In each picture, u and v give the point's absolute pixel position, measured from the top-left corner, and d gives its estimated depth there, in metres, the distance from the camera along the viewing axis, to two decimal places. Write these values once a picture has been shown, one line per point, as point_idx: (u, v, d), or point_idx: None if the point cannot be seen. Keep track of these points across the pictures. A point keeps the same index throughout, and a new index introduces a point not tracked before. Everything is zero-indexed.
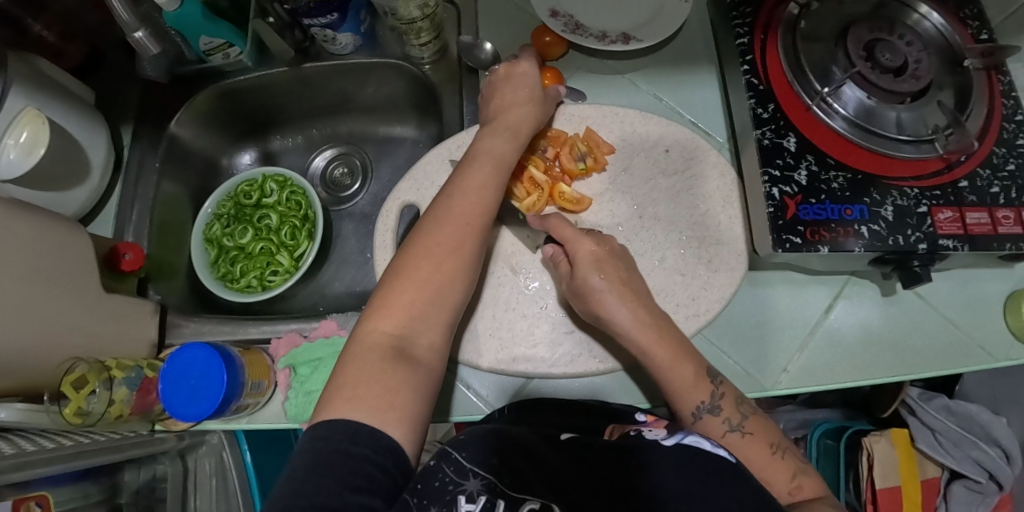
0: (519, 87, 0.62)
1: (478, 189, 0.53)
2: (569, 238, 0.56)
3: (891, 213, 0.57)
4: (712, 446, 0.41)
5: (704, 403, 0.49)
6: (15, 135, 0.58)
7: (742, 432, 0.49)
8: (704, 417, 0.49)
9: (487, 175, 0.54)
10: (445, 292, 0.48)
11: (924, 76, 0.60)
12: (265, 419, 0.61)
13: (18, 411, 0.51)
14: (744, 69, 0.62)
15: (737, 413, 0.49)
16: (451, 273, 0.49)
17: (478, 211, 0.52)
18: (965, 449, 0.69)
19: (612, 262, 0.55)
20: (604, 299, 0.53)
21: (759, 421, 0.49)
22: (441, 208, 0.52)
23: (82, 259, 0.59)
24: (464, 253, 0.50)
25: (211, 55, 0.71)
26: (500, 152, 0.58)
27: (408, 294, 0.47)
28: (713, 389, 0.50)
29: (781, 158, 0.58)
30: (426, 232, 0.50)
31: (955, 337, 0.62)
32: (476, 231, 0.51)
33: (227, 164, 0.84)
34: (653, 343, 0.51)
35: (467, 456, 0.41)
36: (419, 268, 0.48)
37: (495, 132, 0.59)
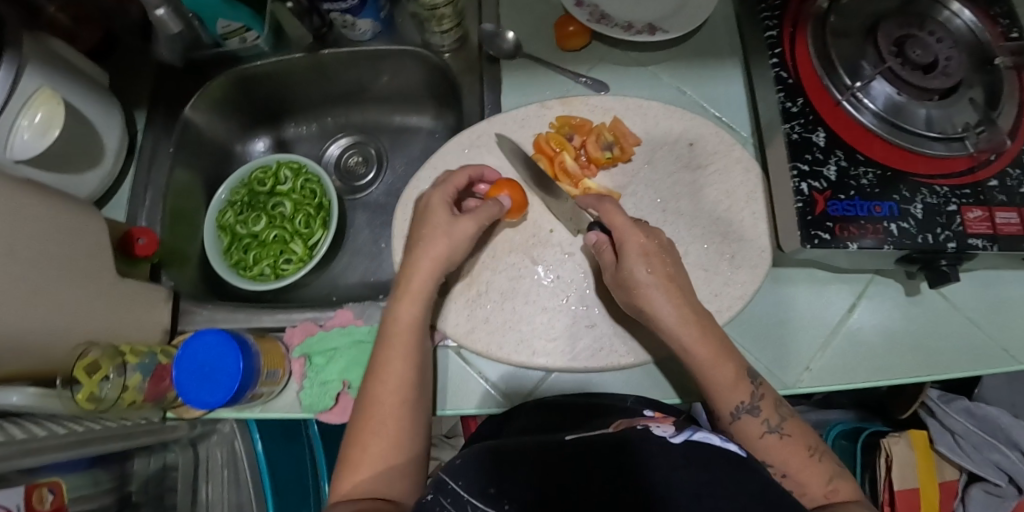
0: (437, 216, 0.55)
1: (401, 337, 0.52)
2: (619, 226, 0.53)
3: (920, 210, 0.56)
4: (721, 442, 0.38)
5: (744, 404, 0.50)
6: (29, 116, 0.56)
7: (780, 433, 0.50)
8: (743, 416, 0.50)
9: (411, 324, 0.53)
10: (398, 437, 0.50)
11: (955, 74, 0.59)
12: (280, 408, 0.60)
13: (31, 395, 0.49)
14: (773, 62, 0.61)
15: (776, 414, 0.50)
16: (397, 418, 0.50)
17: (406, 357, 0.51)
18: (986, 453, 0.68)
19: (659, 256, 0.52)
20: (650, 296, 0.51)
21: (798, 422, 0.51)
22: (373, 381, 0.51)
23: (96, 242, 0.58)
24: (403, 397, 0.50)
25: (228, 39, 0.70)
26: (412, 309, 0.53)
27: (366, 459, 0.49)
28: (753, 390, 0.50)
29: (810, 153, 0.57)
30: (362, 409, 0.51)
31: (980, 339, 0.61)
32: (407, 373, 0.51)
33: (240, 151, 0.83)
34: (697, 344, 0.50)
35: (464, 487, 0.35)
36: (365, 437, 0.49)
37: (398, 295, 0.53)
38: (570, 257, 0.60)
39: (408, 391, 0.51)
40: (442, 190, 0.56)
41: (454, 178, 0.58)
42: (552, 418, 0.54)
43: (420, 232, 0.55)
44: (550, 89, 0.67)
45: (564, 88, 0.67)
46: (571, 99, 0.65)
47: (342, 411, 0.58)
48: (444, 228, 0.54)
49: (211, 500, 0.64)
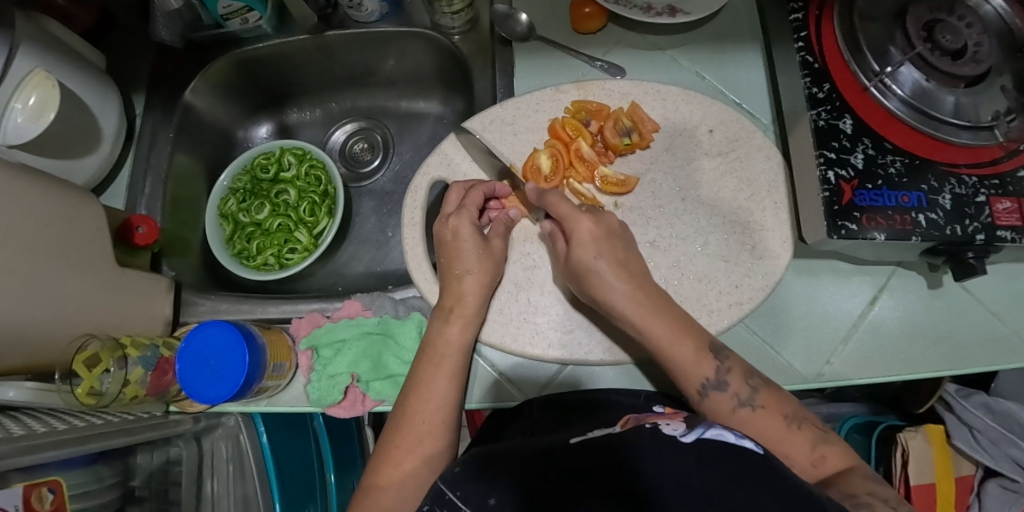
0: (468, 250, 0.54)
1: (449, 359, 0.51)
2: (565, 214, 0.53)
3: (948, 202, 0.54)
4: (735, 439, 0.39)
5: (710, 378, 0.47)
6: (23, 98, 0.54)
7: (753, 406, 0.46)
8: (710, 393, 0.47)
9: (456, 345, 0.52)
10: (431, 461, 0.47)
11: (986, 61, 0.56)
12: (286, 402, 0.58)
13: (30, 390, 0.48)
14: (798, 46, 0.58)
15: (746, 387, 0.47)
16: (432, 443, 0.48)
17: (452, 379, 0.50)
18: (1004, 448, 0.68)
19: (608, 241, 0.53)
20: (600, 282, 0.51)
21: (769, 389, 0.47)
22: (414, 399, 0.49)
23: (95, 232, 0.56)
24: (441, 421, 0.48)
25: (229, 19, 0.68)
26: (462, 331, 0.52)
27: (390, 481, 0.46)
28: (718, 365, 0.48)
29: (837, 141, 0.55)
30: (398, 422, 0.49)
31: (1003, 333, 0.59)
32: (451, 397, 0.50)
33: (242, 136, 0.81)
34: (648, 322, 0.49)
35: (462, 497, 0.36)
36: (400, 453, 0.47)
37: (449, 315, 0.53)
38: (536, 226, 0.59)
39: (448, 416, 0.49)
40: (463, 214, 0.55)
41: (469, 196, 0.57)
42: (556, 405, 0.52)
43: (457, 251, 0.54)
44: (565, 73, 0.65)
45: (580, 73, 0.65)
46: (587, 84, 0.63)
47: (351, 405, 0.57)
48: (481, 247, 0.55)
49: (216, 493, 0.63)
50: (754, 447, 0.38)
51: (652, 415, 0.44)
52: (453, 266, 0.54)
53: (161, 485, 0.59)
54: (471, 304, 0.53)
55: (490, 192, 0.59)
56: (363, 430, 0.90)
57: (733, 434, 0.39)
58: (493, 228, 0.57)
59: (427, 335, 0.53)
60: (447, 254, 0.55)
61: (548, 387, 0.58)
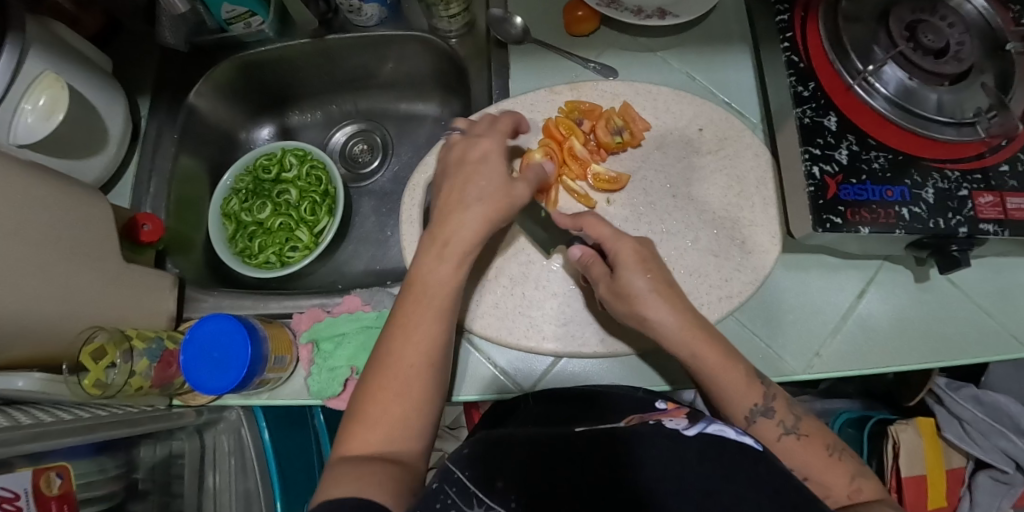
0: (488, 168, 0.53)
1: (435, 296, 0.49)
2: (605, 236, 0.53)
3: (931, 196, 0.55)
4: (737, 435, 0.39)
5: (759, 405, 0.47)
6: (33, 99, 0.56)
7: (796, 434, 0.47)
8: (758, 420, 0.48)
9: (446, 285, 0.50)
10: (419, 402, 0.46)
11: (967, 59, 0.58)
12: (287, 395, 0.60)
13: (37, 380, 0.50)
14: (784, 47, 0.60)
15: (792, 415, 0.48)
16: (420, 384, 0.47)
17: (440, 321, 0.49)
18: (993, 440, 0.69)
19: (654, 264, 0.52)
20: (648, 305, 0.50)
21: (812, 420, 0.48)
22: (399, 337, 0.48)
23: (102, 229, 0.57)
24: (427, 364, 0.47)
25: (232, 24, 0.70)
26: (454, 270, 0.50)
27: (374, 422, 0.45)
28: (767, 392, 0.48)
29: (822, 137, 0.57)
30: (382, 361, 0.47)
31: (988, 325, 0.61)
32: (439, 337, 0.48)
33: (244, 138, 0.82)
34: (699, 344, 0.49)
35: (472, 478, 0.37)
36: (386, 394, 0.46)
37: (443, 253, 0.50)
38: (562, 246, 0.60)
39: (434, 355, 0.47)
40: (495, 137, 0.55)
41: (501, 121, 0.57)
42: (557, 400, 0.53)
43: (473, 175, 0.52)
44: (559, 74, 0.67)
45: (573, 74, 0.67)
46: (580, 84, 0.65)
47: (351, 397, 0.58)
48: (498, 180, 0.52)
49: (219, 487, 0.64)
50: (755, 444, 0.38)
51: (655, 412, 0.45)
52: (455, 196, 0.52)
53: (164, 477, 0.60)
54: (466, 238, 0.50)
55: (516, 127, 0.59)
56: None
57: (735, 430, 0.40)
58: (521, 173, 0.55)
59: (416, 271, 0.51)
60: (463, 177, 0.53)
61: (544, 380, 0.59)
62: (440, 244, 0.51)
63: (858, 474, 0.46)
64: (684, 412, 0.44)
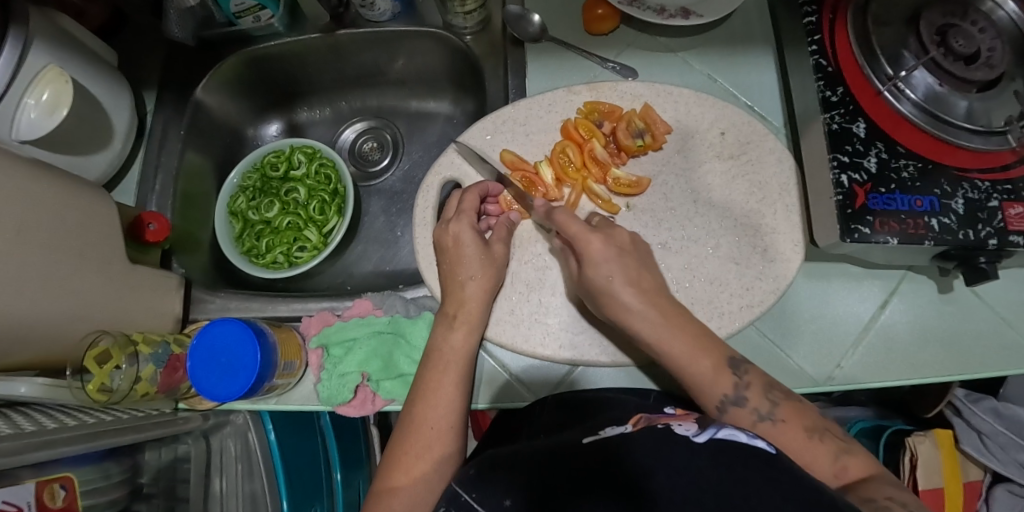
0: (470, 252, 0.54)
1: (455, 363, 0.51)
2: (574, 233, 0.51)
3: (961, 206, 0.54)
4: (747, 439, 0.38)
5: (728, 396, 0.46)
6: (36, 94, 0.54)
7: (773, 420, 0.45)
8: (730, 409, 0.46)
9: (458, 351, 0.52)
10: (442, 464, 0.47)
11: (999, 66, 0.57)
12: (297, 400, 0.58)
13: (40, 386, 0.48)
14: (812, 49, 0.58)
15: (766, 400, 0.46)
16: (442, 448, 0.48)
17: (457, 385, 0.50)
18: (1011, 453, 0.68)
19: (626, 260, 0.51)
20: (619, 301, 0.49)
21: (794, 405, 0.46)
22: (420, 403, 0.49)
23: (107, 228, 0.56)
24: (449, 428, 0.48)
25: (241, 18, 0.68)
26: (466, 337, 0.52)
27: (404, 489, 0.46)
28: (736, 380, 0.46)
29: (850, 144, 0.55)
30: (404, 435, 0.48)
31: (1014, 339, 0.59)
32: (459, 403, 0.50)
33: (251, 134, 0.81)
34: (665, 337, 0.48)
35: (477, 499, 0.37)
36: (408, 458, 0.47)
37: (453, 322, 0.53)
38: None
39: (454, 420, 0.49)
40: (462, 220, 0.55)
41: (467, 201, 0.57)
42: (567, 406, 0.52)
43: (459, 258, 0.54)
44: (578, 74, 0.65)
45: (591, 74, 0.65)
46: (599, 85, 0.63)
47: (361, 404, 0.57)
48: (483, 253, 0.54)
49: (226, 491, 0.63)
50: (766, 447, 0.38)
51: (664, 415, 0.44)
52: (455, 275, 0.54)
53: (169, 482, 0.59)
54: (474, 311, 0.53)
55: (485, 193, 0.59)
56: (369, 430, 0.90)
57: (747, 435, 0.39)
58: (495, 233, 0.57)
59: (433, 342, 0.53)
60: (450, 261, 0.55)
61: (559, 387, 0.58)
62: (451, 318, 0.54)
63: None
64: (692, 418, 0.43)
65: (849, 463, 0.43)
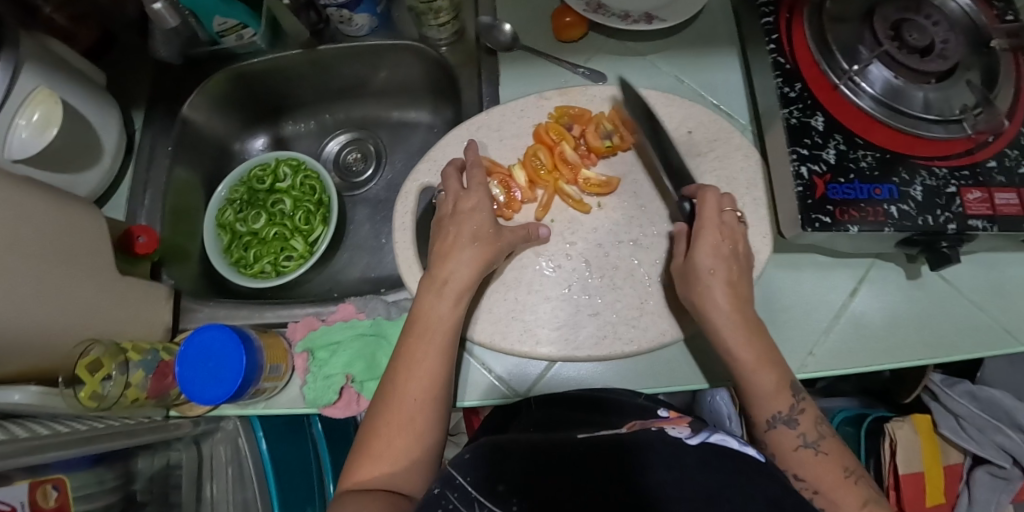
0: (473, 218, 0.55)
1: (440, 331, 0.51)
2: (705, 220, 0.54)
3: (920, 193, 0.56)
4: (739, 445, 0.38)
5: (782, 415, 0.48)
6: (27, 114, 0.57)
7: (816, 449, 0.47)
8: (779, 426, 0.48)
9: (445, 318, 0.51)
10: (424, 433, 0.48)
11: (952, 57, 0.59)
12: (282, 404, 0.60)
13: (34, 394, 0.50)
14: (770, 48, 0.61)
15: (815, 430, 0.48)
16: (424, 417, 0.48)
17: (440, 351, 0.50)
18: (989, 434, 0.68)
19: (733, 262, 0.53)
20: (709, 292, 0.51)
21: (837, 443, 0.48)
22: (404, 374, 0.50)
23: (96, 242, 0.58)
24: (429, 396, 0.49)
25: (224, 36, 0.70)
26: (453, 302, 0.52)
27: (379, 452, 0.47)
28: (794, 403, 0.48)
29: (809, 137, 0.57)
30: (384, 399, 0.49)
31: (982, 321, 0.61)
32: (441, 371, 0.50)
33: (238, 149, 0.83)
34: (739, 340, 0.49)
35: (472, 483, 0.35)
36: (390, 429, 0.48)
37: (442, 288, 0.52)
38: (570, 248, 0.60)
39: (436, 389, 0.49)
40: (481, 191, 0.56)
41: (477, 174, 0.58)
42: (556, 406, 0.53)
43: (452, 225, 0.55)
44: (550, 80, 0.67)
45: (563, 79, 0.67)
46: (570, 89, 0.65)
47: (346, 405, 0.58)
48: (479, 223, 0.55)
49: (216, 498, 0.64)
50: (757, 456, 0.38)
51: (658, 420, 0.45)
52: (451, 238, 0.54)
53: (162, 488, 0.60)
54: (463, 277, 0.53)
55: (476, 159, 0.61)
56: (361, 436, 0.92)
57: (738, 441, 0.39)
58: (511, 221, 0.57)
59: (419, 307, 0.53)
60: (448, 226, 0.55)
61: (538, 385, 0.58)
62: (439, 283, 0.53)
63: (860, 470, 0.45)
64: (686, 421, 0.44)
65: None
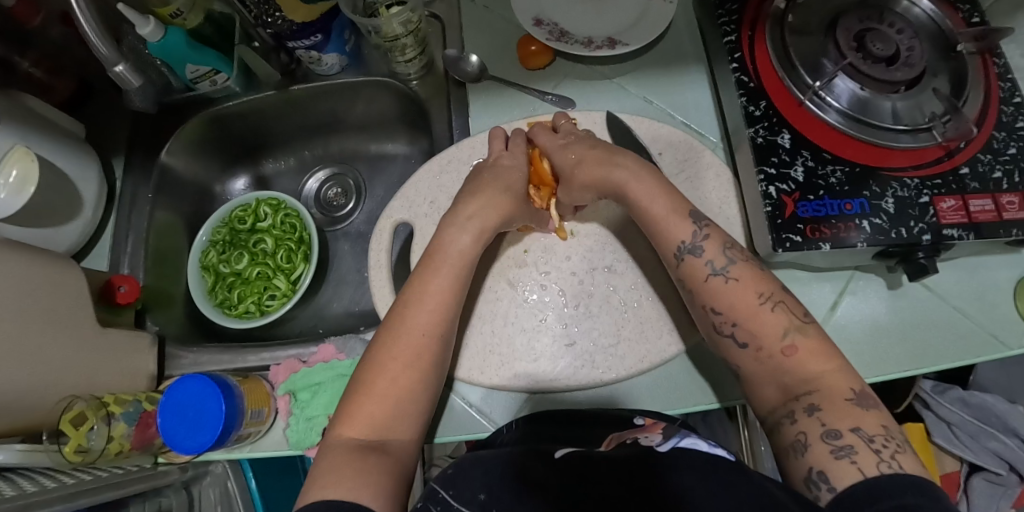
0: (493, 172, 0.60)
1: (456, 270, 0.54)
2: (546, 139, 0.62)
3: (892, 205, 0.56)
4: (708, 447, 0.43)
5: (686, 241, 0.51)
6: (5, 174, 0.58)
7: (726, 277, 0.49)
8: (686, 257, 0.51)
9: (462, 253, 0.55)
10: (426, 374, 0.50)
11: (917, 65, 0.58)
12: (266, 447, 0.60)
13: (18, 452, 0.49)
14: (733, 66, 0.61)
15: (722, 257, 0.50)
16: (429, 356, 0.50)
17: (453, 292, 0.52)
18: (981, 441, 0.78)
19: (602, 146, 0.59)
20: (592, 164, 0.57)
21: (749, 268, 0.50)
22: (415, 309, 0.51)
23: (75, 296, 0.58)
24: (438, 335, 0.51)
25: (198, 82, 0.70)
26: (470, 240, 0.55)
27: (379, 393, 0.48)
28: (696, 230, 0.51)
29: (776, 156, 0.57)
30: (390, 337, 0.50)
31: (967, 327, 0.60)
32: (452, 312, 0.52)
33: (220, 191, 0.84)
34: (653, 197, 0.54)
35: (455, 494, 0.38)
36: (396, 365, 0.49)
37: (463, 224, 0.56)
38: (547, 276, 0.60)
39: (443, 333, 0.51)
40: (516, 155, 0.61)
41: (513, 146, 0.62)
42: (541, 422, 0.53)
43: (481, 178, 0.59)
44: (519, 110, 0.68)
45: (531, 107, 0.68)
46: (538, 117, 0.65)
47: None
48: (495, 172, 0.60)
49: None
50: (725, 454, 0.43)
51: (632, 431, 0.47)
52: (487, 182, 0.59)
53: None
54: (485, 220, 0.56)
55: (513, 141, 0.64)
56: None
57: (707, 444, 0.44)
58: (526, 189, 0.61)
59: (439, 242, 0.56)
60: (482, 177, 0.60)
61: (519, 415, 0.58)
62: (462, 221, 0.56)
63: None
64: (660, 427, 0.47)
65: (797, 342, 0.46)
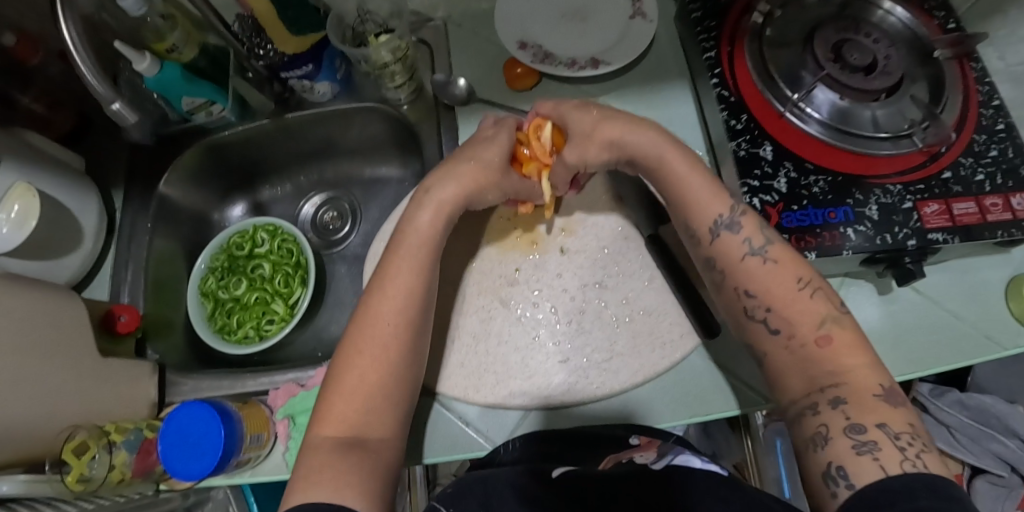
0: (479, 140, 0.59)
1: (416, 249, 0.54)
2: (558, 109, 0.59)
3: (876, 212, 0.56)
4: (703, 462, 0.46)
5: (724, 216, 0.52)
6: (6, 209, 0.59)
7: (764, 257, 0.50)
8: (723, 232, 0.52)
9: (424, 231, 0.55)
10: (395, 365, 0.50)
11: (895, 72, 0.60)
12: (266, 471, 0.60)
13: (22, 482, 0.50)
14: (713, 82, 0.62)
15: (761, 236, 0.50)
16: (396, 348, 0.51)
17: (415, 274, 0.53)
18: (983, 443, 0.79)
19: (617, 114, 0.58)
20: (606, 140, 0.57)
21: (786, 248, 0.50)
22: (378, 297, 0.52)
23: (75, 327, 0.59)
24: (405, 322, 0.51)
25: (194, 114, 0.73)
26: (432, 217, 0.56)
27: (351, 389, 0.49)
28: (733, 204, 0.52)
29: (759, 168, 0.58)
30: (358, 328, 0.52)
31: (960, 329, 0.60)
32: (414, 295, 0.52)
33: (218, 219, 0.85)
34: (673, 169, 0.55)
35: None
36: (365, 360, 0.50)
37: (421, 203, 0.56)
38: (538, 294, 0.61)
39: (409, 318, 0.52)
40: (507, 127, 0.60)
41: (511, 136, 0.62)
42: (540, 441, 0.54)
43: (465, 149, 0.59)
44: None
45: None
46: None
47: None
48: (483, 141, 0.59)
49: None
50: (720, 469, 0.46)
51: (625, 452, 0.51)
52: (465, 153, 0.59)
53: None
54: (444, 198, 0.56)
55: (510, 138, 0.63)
56: None
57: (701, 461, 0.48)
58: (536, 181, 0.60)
59: (401, 223, 0.56)
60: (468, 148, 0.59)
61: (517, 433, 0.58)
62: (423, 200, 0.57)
63: None
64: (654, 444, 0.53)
65: (833, 332, 0.47)
